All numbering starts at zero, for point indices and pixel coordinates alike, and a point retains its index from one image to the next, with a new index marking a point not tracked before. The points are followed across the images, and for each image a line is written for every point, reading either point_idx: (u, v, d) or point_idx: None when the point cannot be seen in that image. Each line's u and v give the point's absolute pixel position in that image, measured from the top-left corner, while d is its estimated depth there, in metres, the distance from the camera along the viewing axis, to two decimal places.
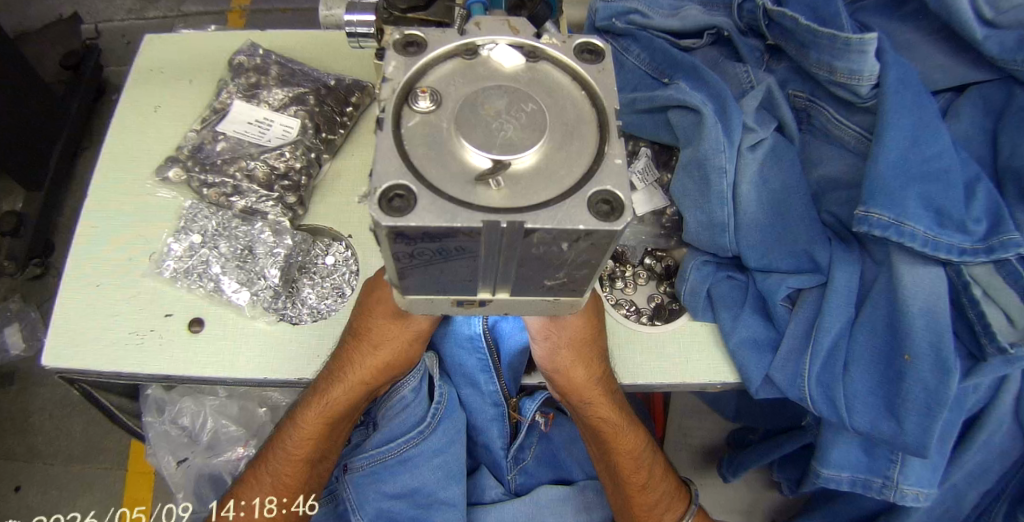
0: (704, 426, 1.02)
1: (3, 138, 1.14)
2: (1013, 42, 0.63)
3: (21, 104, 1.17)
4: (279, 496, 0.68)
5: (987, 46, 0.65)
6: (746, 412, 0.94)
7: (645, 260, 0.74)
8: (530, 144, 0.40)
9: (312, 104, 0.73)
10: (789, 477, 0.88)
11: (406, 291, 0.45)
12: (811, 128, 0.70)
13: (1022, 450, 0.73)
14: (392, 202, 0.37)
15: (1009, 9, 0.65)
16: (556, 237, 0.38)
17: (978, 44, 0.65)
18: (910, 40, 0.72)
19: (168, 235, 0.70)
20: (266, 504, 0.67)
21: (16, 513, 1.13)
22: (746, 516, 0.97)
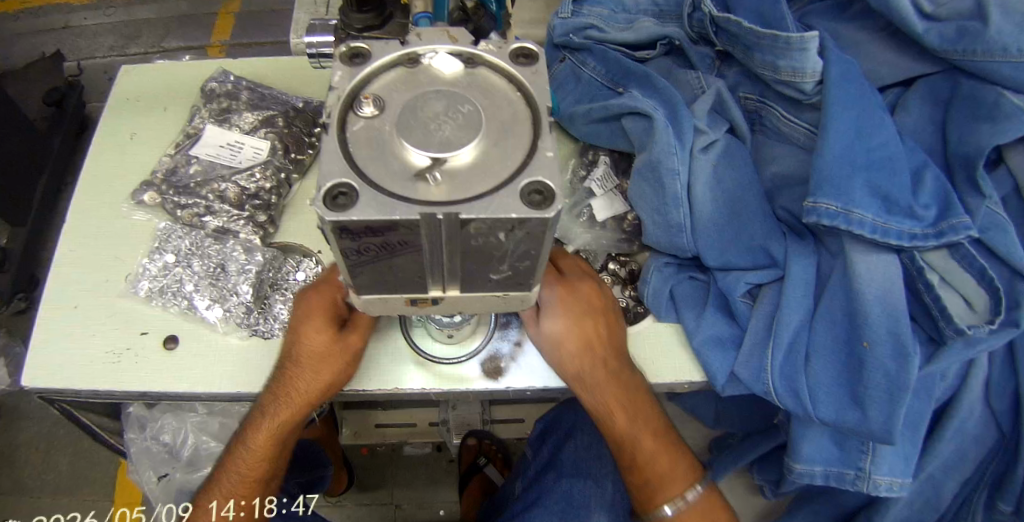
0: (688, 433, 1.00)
1: None
2: (951, 34, 0.66)
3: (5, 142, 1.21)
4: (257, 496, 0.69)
5: (929, 38, 0.68)
6: (725, 417, 0.91)
7: (609, 266, 0.73)
8: (466, 142, 0.42)
9: (281, 126, 0.76)
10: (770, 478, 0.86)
11: (360, 291, 0.47)
12: (763, 128, 0.73)
13: (997, 435, 0.75)
14: (336, 200, 0.39)
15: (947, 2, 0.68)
16: (492, 227, 0.40)
17: (921, 37, 0.68)
18: (852, 40, 0.75)
19: (143, 256, 0.71)
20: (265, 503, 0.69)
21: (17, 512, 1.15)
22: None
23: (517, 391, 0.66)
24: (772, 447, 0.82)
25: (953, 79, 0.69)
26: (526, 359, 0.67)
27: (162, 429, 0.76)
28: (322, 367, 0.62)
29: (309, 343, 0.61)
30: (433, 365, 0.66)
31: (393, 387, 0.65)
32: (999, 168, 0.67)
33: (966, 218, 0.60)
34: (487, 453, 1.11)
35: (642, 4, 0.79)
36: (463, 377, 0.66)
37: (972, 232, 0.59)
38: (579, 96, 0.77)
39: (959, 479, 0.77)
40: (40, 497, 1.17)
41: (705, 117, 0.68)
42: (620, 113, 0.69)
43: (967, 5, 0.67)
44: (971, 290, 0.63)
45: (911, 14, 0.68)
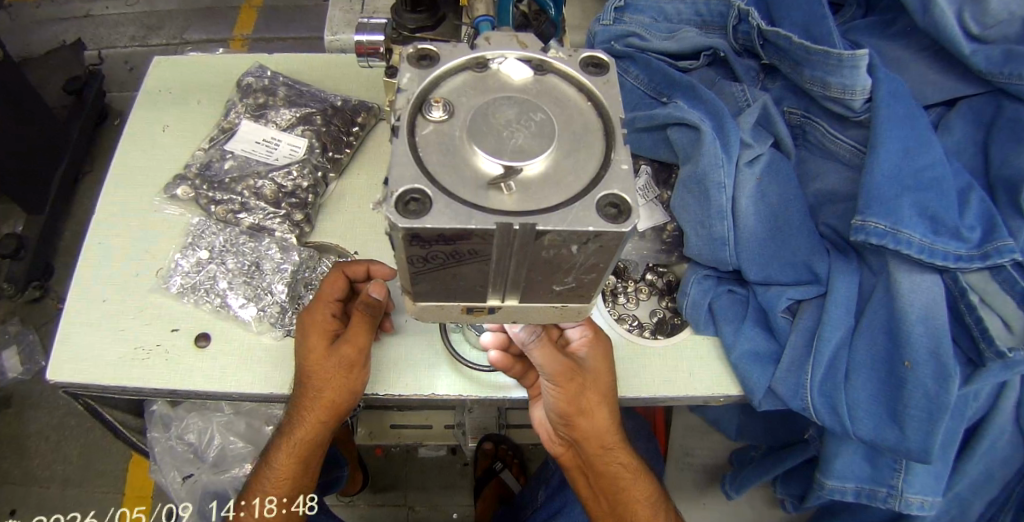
0: (705, 445, 0.99)
1: (9, 164, 1.16)
2: (998, 57, 0.67)
3: (25, 129, 1.19)
4: (279, 496, 0.68)
5: (975, 60, 0.68)
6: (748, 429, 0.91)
7: (647, 276, 0.73)
8: (540, 151, 0.41)
9: (319, 124, 0.75)
10: (792, 493, 0.87)
11: (417, 297, 0.46)
12: (805, 143, 0.73)
13: None
14: (409, 205, 0.39)
15: (995, 25, 0.69)
16: (566, 239, 0.39)
17: (967, 58, 0.69)
18: (894, 59, 0.76)
19: (175, 252, 0.70)
20: (266, 504, 0.68)
21: (22, 505, 1.14)
22: None
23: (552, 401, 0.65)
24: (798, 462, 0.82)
25: (997, 101, 0.70)
26: None
27: (189, 427, 0.75)
28: (333, 379, 0.60)
29: (309, 362, 0.60)
30: (469, 371, 0.65)
31: (428, 393, 0.64)
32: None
33: (1011, 241, 0.60)
34: (503, 457, 1.12)
35: (684, 14, 0.79)
36: (500, 384, 0.65)
37: (1017, 255, 0.59)
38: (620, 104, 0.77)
39: (985, 500, 0.77)
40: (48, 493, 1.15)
41: (749, 130, 0.68)
42: (664, 123, 0.69)
43: (1015, 29, 0.68)
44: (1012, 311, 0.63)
45: (958, 36, 0.69)
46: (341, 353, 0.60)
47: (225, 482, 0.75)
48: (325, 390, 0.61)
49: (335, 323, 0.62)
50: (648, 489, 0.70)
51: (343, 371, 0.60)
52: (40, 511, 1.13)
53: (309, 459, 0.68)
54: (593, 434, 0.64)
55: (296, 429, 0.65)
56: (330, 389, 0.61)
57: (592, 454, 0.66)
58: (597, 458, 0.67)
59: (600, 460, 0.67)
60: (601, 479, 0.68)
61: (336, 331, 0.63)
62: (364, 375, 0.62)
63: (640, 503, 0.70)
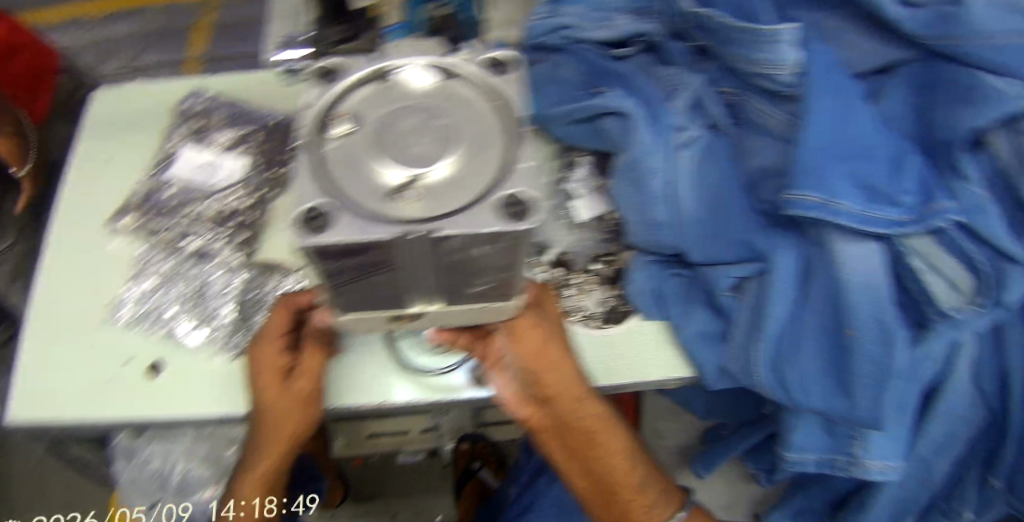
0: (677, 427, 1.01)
1: None
2: (922, 20, 0.67)
3: None
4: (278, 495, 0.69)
5: (906, 24, 0.68)
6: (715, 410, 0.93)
7: (593, 266, 0.73)
8: (443, 156, 0.42)
9: (256, 143, 0.77)
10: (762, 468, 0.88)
11: (342, 310, 0.47)
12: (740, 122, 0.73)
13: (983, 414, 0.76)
14: (314, 221, 0.39)
15: None
16: (471, 241, 0.40)
17: (897, 23, 0.69)
18: (823, 30, 0.77)
19: (124, 282, 0.70)
20: (267, 503, 0.69)
21: None
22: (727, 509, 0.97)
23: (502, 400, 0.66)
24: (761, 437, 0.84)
25: (930, 65, 0.70)
26: None
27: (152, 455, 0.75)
28: (290, 413, 0.61)
29: (264, 398, 0.61)
30: (420, 376, 0.66)
31: (380, 401, 0.65)
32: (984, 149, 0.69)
33: (948, 204, 0.61)
34: (482, 455, 1.15)
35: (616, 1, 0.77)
36: (446, 386, 0.65)
37: (952, 216, 0.61)
38: (553, 93, 0.76)
39: (948, 459, 0.79)
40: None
41: (682, 114, 0.70)
42: (596, 114, 0.69)
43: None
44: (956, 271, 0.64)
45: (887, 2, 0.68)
46: (297, 386, 0.61)
47: (192, 506, 0.75)
48: (286, 423, 0.62)
49: (287, 357, 0.62)
50: (624, 442, 0.69)
51: (300, 403, 0.61)
52: None
53: (277, 482, 0.68)
54: (564, 389, 0.61)
55: (259, 459, 0.65)
56: (291, 421, 0.62)
57: (567, 411, 0.62)
58: (572, 415, 0.63)
59: (576, 414, 0.63)
60: (579, 437, 0.65)
61: (290, 365, 0.62)
62: (322, 404, 0.63)
63: (616, 453, 0.68)
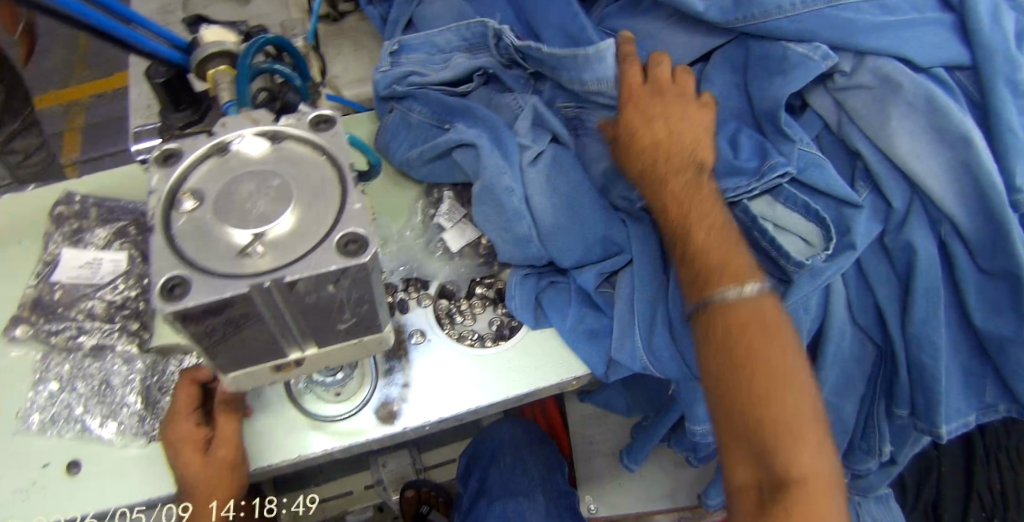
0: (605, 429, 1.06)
1: None
2: (728, 4, 0.72)
3: None
4: None
5: (711, 14, 0.73)
6: (634, 404, 1.00)
7: (476, 290, 0.78)
8: (281, 212, 0.46)
9: (134, 234, 0.78)
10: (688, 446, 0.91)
11: (225, 370, 0.50)
12: (585, 131, 0.80)
13: (874, 353, 0.80)
14: (172, 291, 0.43)
15: None
16: (318, 282, 0.44)
17: (705, 15, 0.73)
18: (645, 34, 0.83)
19: (28, 391, 0.70)
20: None
21: None
22: (670, 499, 1.01)
23: (416, 429, 0.69)
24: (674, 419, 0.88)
25: (741, 45, 0.77)
26: (416, 397, 0.70)
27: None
28: (219, 480, 0.64)
29: (187, 474, 0.63)
30: (330, 425, 0.69)
31: (297, 455, 0.67)
32: (806, 112, 0.76)
33: (781, 158, 0.70)
34: (428, 500, 1.13)
35: (452, 41, 0.86)
36: (354, 430, 0.68)
37: (788, 167, 0.69)
38: (411, 139, 0.83)
39: (858, 401, 0.82)
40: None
41: (528, 133, 0.77)
42: (449, 148, 0.76)
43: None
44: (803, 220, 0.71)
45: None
46: (218, 455, 0.64)
47: None
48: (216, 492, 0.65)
49: (202, 432, 0.64)
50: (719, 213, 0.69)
51: (225, 469, 0.65)
52: None
53: None
54: (646, 126, 0.73)
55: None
56: (221, 488, 0.65)
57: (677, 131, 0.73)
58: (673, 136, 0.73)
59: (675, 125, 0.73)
60: (698, 173, 0.71)
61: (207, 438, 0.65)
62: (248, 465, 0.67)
63: (699, 223, 0.68)
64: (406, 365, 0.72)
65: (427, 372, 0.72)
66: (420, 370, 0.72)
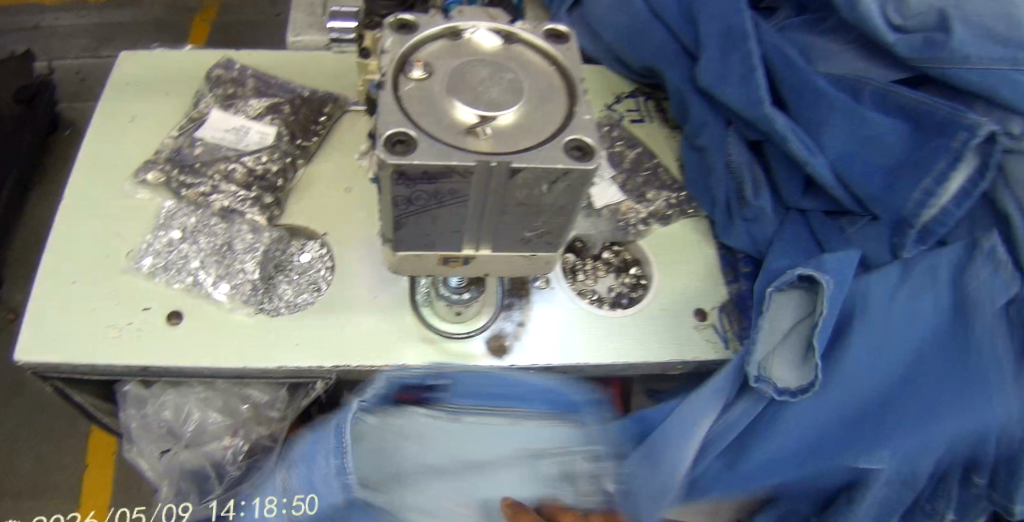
0: None
1: None
2: (920, 44, 0.69)
3: None
4: None
5: (897, 47, 0.70)
6: None
7: (604, 253, 0.78)
8: (512, 103, 0.46)
9: (286, 112, 0.79)
10: None
11: (398, 247, 0.49)
12: (737, 124, 0.80)
13: None
14: (395, 146, 0.42)
15: (914, 16, 0.70)
16: (537, 178, 0.43)
17: (892, 48, 0.71)
18: (821, 53, 0.78)
19: (146, 233, 0.70)
20: None
21: None
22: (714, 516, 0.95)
23: (520, 369, 0.68)
24: None
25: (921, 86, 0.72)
26: (530, 338, 0.69)
27: (167, 403, 0.72)
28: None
29: None
30: (440, 340, 0.67)
31: (400, 364, 0.66)
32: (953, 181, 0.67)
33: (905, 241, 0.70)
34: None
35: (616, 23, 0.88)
36: (461, 354, 0.67)
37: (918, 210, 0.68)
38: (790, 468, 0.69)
39: None
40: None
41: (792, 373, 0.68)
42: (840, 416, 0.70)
43: (932, 19, 0.69)
44: (770, 356, 0.69)
45: (879, 26, 0.71)
46: None
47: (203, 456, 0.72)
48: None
49: None
50: None
51: None
52: None
53: None
54: None
55: None
56: None
57: None
58: None
59: None
60: None
61: None
62: None
63: None
64: (527, 304, 0.71)
65: (545, 315, 0.71)
66: (539, 313, 0.71)
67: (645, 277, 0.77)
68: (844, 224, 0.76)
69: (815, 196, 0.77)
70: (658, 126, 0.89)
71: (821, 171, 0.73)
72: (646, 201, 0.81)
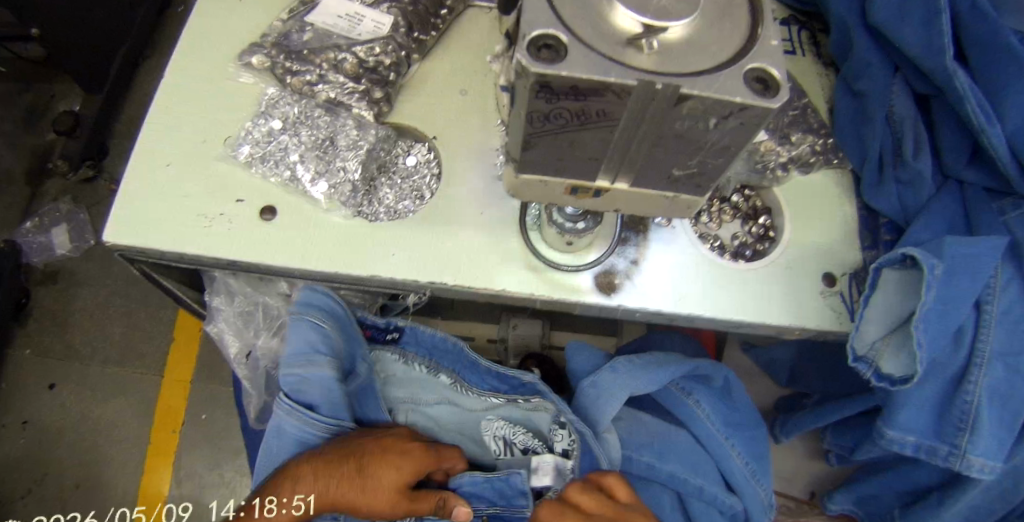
0: (757, 389, 0.95)
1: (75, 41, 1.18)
2: None
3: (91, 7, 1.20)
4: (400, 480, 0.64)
5: None
6: (801, 374, 0.87)
7: (734, 197, 0.69)
8: (686, 14, 0.38)
9: (407, 3, 0.71)
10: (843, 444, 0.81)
11: (522, 169, 0.44)
12: (906, 70, 0.67)
13: None
14: (541, 51, 0.35)
15: None
16: (707, 108, 0.36)
17: None
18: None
19: (247, 120, 0.68)
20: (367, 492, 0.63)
21: (49, 411, 1.15)
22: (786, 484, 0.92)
23: (627, 311, 0.63)
24: (857, 411, 0.75)
25: None
26: (641, 279, 0.63)
27: (259, 304, 0.74)
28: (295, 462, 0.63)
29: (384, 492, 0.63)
30: (543, 268, 0.63)
31: (497, 289, 0.62)
32: None
33: None
34: (546, 376, 0.95)
35: None
36: (571, 289, 0.62)
37: None
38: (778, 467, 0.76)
39: None
40: (100, 395, 1.16)
41: (902, 359, 0.58)
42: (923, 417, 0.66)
43: None
44: (882, 342, 0.59)
45: None
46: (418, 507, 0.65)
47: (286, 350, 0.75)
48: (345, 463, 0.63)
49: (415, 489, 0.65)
50: None
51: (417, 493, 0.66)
52: (69, 384, 1.16)
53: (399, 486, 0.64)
54: None
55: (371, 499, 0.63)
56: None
57: None
58: None
59: None
60: None
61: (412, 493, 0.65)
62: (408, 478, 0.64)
63: None
64: (643, 240, 0.65)
65: (662, 257, 0.65)
66: (653, 256, 0.64)
67: (774, 229, 0.68)
68: (1004, 207, 0.65)
69: (979, 165, 0.65)
70: (810, 61, 0.76)
71: (995, 143, 0.62)
72: (790, 143, 0.69)
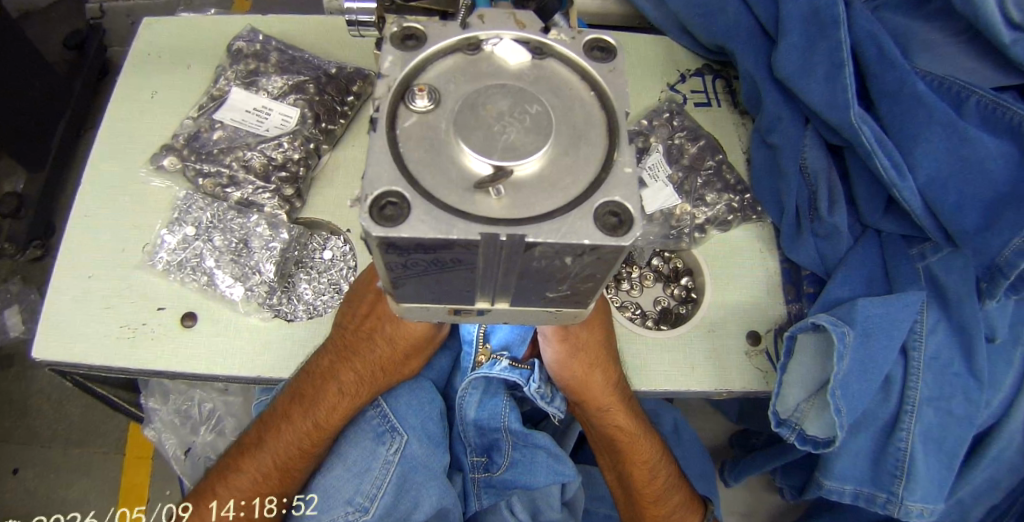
0: (709, 426, 0.97)
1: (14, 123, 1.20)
2: None
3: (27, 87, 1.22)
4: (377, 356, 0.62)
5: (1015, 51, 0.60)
6: (749, 414, 0.88)
7: (653, 261, 0.72)
8: (535, 149, 0.37)
9: (312, 93, 0.72)
10: (794, 484, 0.82)
11: (400, 300, 0.43)
12: (815, 123, 0.67)
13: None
14: (384, 210, 0.35)
15: None
16: (559, 251, 0.36)
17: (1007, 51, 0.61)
18: (919, 46, 0.67)
19: (162, 226, 0.67)
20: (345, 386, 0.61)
21: (15, 497, 1.15)
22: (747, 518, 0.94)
23: None
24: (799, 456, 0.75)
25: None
26: None
27: (195, 401, 0.75)
28: (271, 426, 0.62)
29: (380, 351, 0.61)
30: None
31: None
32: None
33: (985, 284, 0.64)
34: None
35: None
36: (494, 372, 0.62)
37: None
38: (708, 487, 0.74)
39: (986, 507, 0.75)
40: (62, 477, 1.16)
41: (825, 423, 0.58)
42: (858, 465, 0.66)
43: None
44: (805, 404, 0.60)
45: (998, 25, 0.60)
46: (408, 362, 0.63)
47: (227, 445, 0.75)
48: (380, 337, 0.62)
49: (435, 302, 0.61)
50: None
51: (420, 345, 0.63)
52: (34, 468, 1.17)
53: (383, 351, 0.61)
54: None
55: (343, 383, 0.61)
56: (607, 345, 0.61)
57: None
58: None
59: None
60: None
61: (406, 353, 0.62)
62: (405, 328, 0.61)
63: None
64: None
65: None
66: None
67: (694, 290, 0.70)
68: (925, 251, 0.65)
69: (893, 213, 0.65)
70: (725, 112, 0.77)
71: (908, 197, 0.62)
72: (705, 205, 0.71)
